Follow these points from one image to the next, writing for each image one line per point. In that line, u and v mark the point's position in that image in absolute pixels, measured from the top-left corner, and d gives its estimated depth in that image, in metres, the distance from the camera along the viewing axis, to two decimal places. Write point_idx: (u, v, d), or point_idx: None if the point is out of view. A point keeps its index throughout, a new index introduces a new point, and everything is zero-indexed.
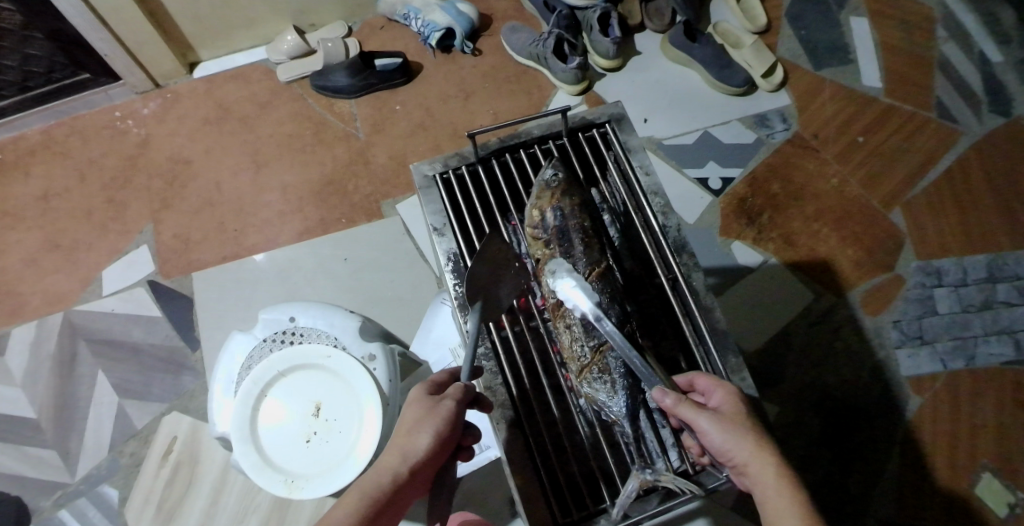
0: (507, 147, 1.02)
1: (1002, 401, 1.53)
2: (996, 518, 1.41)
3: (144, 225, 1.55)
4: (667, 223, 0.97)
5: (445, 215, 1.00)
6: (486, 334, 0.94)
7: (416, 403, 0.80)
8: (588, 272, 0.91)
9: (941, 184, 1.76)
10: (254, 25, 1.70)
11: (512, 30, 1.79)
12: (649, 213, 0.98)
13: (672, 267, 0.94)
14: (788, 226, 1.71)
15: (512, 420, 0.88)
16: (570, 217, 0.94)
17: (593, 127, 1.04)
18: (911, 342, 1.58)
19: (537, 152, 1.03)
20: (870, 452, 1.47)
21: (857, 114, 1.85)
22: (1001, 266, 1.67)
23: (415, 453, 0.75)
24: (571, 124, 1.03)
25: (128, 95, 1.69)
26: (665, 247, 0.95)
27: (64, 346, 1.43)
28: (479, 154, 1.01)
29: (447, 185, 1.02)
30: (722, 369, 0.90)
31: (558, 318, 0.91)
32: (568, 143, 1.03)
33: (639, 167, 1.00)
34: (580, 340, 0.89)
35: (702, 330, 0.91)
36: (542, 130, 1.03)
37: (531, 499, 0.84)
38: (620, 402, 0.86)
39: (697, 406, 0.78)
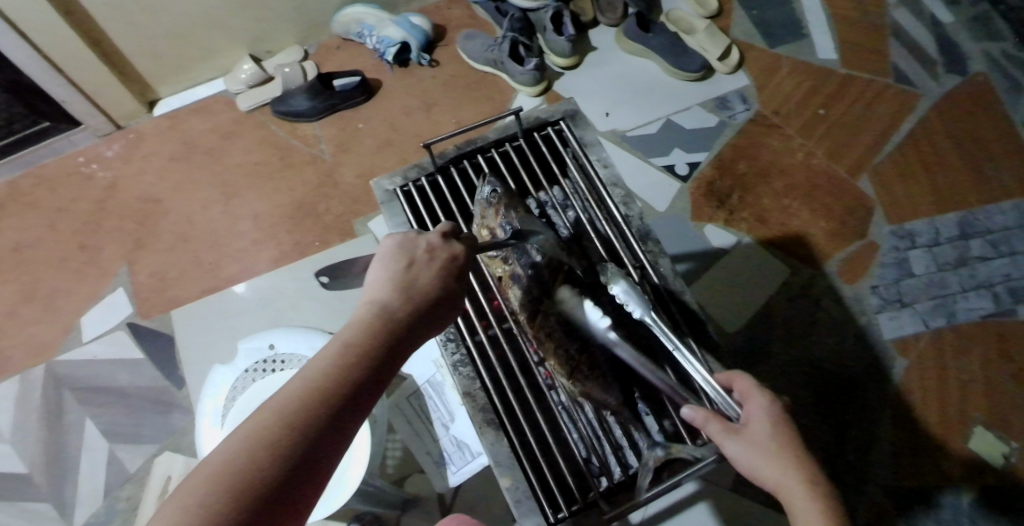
0: (465, 154, 1.04)
1: (987, 354, 1.55)
2: (994, 470, 1.43)
3: (120, 267, 1.54)
4: (630, 212, 0.99)
5: (409, 227, 1.00)
6: (461, 340, 0.95)
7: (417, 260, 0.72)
8: (552, 279, 0.92)
9: (905, 149, 1.79)
10: (210, 57, 1.70)
11: (467, 37, 1.81)
12: (610, 206, 0.99)
13: (638, 255, 0.96)
14: (759, 205, 1.73)
15: (497, 425, 0.88)
16: (528, 224, 0.93)
17: (549, 125, 1.06)
18: (892, 305, 1.60)
19: (495, 156, 1.05)
20: (862, 418, 1.49)
21: (816, 87, 1.88)
22: (972, 223, 1.70)
23: (416, 284, 0.69)
24: (526, 125, 1.04)
25: (91, 138, 1.68)
26: (629, 236, 0.97)
27: (50, 397, 1.42)
28: (438, 163, 1.02)
29: (409, 197, 1.02)
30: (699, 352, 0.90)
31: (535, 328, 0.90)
32: (525, 144, 1.05)
33: (597, 160, 1.02)
34: (564, 346, 0.90)
35: (673, 314, 0.92)
36: (497, 134, 1.05)
37: (522, 499, 0.84)
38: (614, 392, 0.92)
39: (728, 428, 0.78)
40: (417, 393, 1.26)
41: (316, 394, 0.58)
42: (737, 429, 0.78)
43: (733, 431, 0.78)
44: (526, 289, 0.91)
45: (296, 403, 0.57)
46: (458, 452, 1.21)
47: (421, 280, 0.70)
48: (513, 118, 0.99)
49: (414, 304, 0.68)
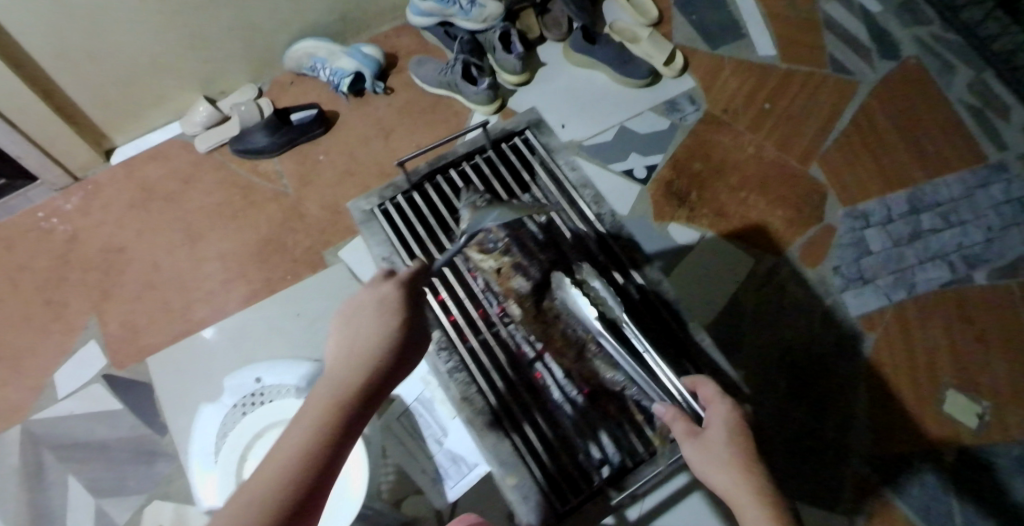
0: (438, 169, 1.07)
1: (949, 321, 1.62)
2: (968, 431, 1.49)
3: (88, 319, 1.53)
4: (601, 211, 1.05)
5: (390, 243, 1.02)
6: (452, 348, 0.97)
7: (378, 308, 0.68)
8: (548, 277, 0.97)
9: (850, 134, 1.88)
10: (163, 101, 1.70)
11: (419, 63, 1.84)
12: (582, 207, 1.05)
13: (609, 250, 1.03)
14: (717, 200, 1.78)
15: (497, 426, 0.91)
16: (513, 231, 0.98)
17: (513, 135, 1.11)
18: (854, 284, 1.66)
19: (467, 169, 1.09)
20: (839, 394, 1.53)
21: (759, 83, 1.96)
22: (920, 198, 1.78)
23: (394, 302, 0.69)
24: (492, 137, 1.10)
25: (47, 193, 1.66)
26: (602, 232, 1.04)
27: (29, 458, 1.40)
28: (412, 179, 1.05)
29: (386, 215, 1.05)
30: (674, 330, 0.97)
31: (542, 318, 0.97)
32: (493, 155, 1.09)
33: (563, 164, 1.08)
34: (573, 332, 0.95)
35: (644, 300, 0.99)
36: (467, 148, 1.09)
37: (529, 494, 0.86)
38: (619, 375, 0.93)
39: (691, 430, 0.76)
40: (406, 412, 1.22)
41: (333, 435, 0.58)
42: (700, 433, 0.76)
43: (692, 434, 0.76)
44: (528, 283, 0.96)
45: (318, 448, 0.57)
46: (454, 466, 1.18)
47: (395, 298, 0.70)
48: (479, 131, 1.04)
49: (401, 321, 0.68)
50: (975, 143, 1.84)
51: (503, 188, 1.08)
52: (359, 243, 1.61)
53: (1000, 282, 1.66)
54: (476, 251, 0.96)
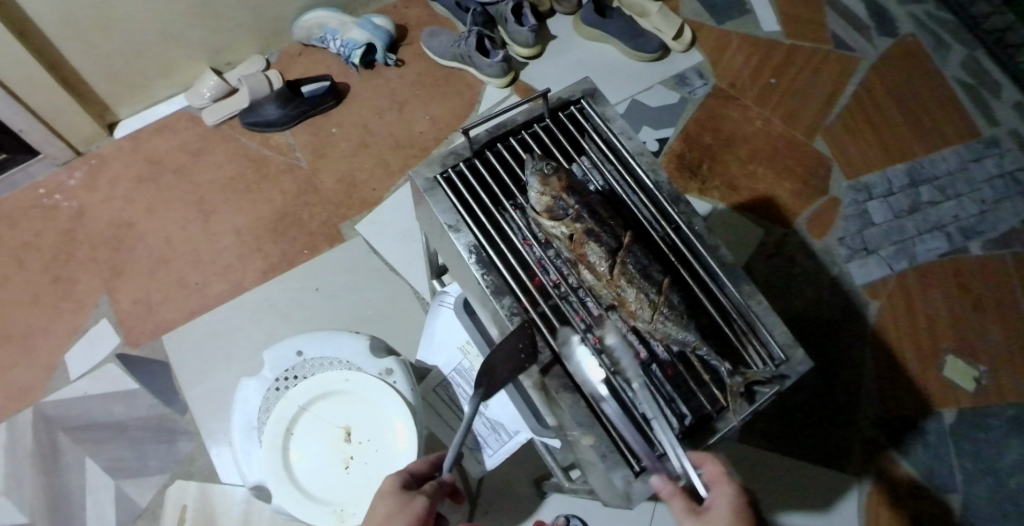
0: (497, 137, 0.94)
1: (950, 289, 1.63)
2: (968, 395, 1.51)
3: (99, 297, 1.47)
4: (659, 178, 0.92)
5: (456, 211, 0.89)
6: (521, 313, 0.83)
7: (390, 498, 0.84)
8: (620, 241, 0.86)
9: (853, 108, 1.89)
10: (170, 73, 1.66)
11: (431, 34, 1.81)
12: (639, 175, 0.93)
13: (672, 217, 0.89)
14: (727, 172, 1.79)
15: (572, 388, 0.79)
16: (582, 198, 0.87)
17: (571, 105, 0.98)
18: (859, 254, 1.68)
19: (526, 138, 0.95)
20: (849, 361, 1.55)
21: (765, 58, 1.97)
22: (918, 171, 1.80)
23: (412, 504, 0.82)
24: (551, 105, 0.96)
25: (49, 168, 1.60)
26: (661, 199, 0.91)
27: (43, 441, 1.34)
28: (474, 146, 0.92)
29: (450, 183, 0.91)
30: (739, 298, 0.84)
31: (616, 281, 0.83)
32: (553, 124, 0.96)
33: (621, 134, 0.95)
34: (645, 291, 0.82)
35: (713, 268, 0.86)
36: (525, 115, 0.96)
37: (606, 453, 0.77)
38: (692, 331, 0.81)
39: (692, 511, 0.72)
40: (443, 382, 1.16)
41: None
42: (700, 515, 0.72)
43: (695, 513, 0.72)
44: (602, 243, 0.84)
45: None
46: (493, 434, 1.11)
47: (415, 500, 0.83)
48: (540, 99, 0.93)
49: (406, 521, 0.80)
50: (971, 118, 1.87)
51: (563, 158, 0.94)
52: (375, 216, 1.59)
53: (995, 253, 1.67)
54: (545, 216, 0.87)
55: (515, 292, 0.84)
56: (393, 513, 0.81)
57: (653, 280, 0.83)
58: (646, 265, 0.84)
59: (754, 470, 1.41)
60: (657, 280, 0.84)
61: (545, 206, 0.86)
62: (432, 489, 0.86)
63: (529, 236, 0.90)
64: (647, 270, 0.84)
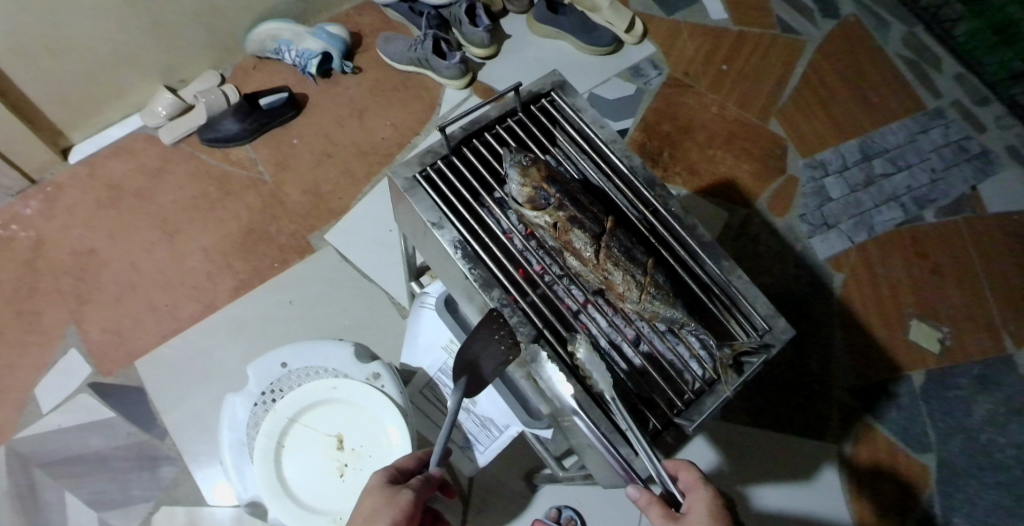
0: (472, 133, 0.95)
1: (907, 256, 1.71)
2: (933, 355, 1.58)
3: (66, 327, 1.43)
4: (633, 163, 0.94)
5: (439, 209, 0.89)
6: (512, 304, 0.84)
7: (375, 493, 0.84)
8: (603, 226, 0.86)
9: (802, 91, 1.95)
10: (124, 93, 1.62)
11: (387, 40, 1.80)
12: (613, 161, 0.94)
13: (649, 200, 0.91)
14: (688, 158, 1.83)
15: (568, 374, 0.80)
16: (563, 187, 0.88)
17: (542, 98, 0.99)
18: (820, 229, 1.73)
19: (500, 132, 0.96)
20: (818, 332, 1.60)
21: (715, 45, 2.02)
22: (870, 146, 1.87)
23: (398, 497, 0.83)
24: (522, 98, 0.97)
25: (3, 199, 1.55)
26: (637, 184, 0.92)
27: (17, 481, 1.29)
28: (450, 143, 0.93)
29: (430, 181, 0.91)
30: (720, 274, 0.87)
31: (603, 265, 0.84)
32: (525, 117, 0.97)
33: (592, 123, 0.97)
34: (632, 272, 0.83)
35: (692, 246, 0.88)
36: (498, 110, 0.96)
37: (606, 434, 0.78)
38: (680, 309, 0.83)
39: (667, 515, 0.78)
40: (430, 383, 1.17)
41: None
42: (677, 519, 0.78)
43: (671, 518, 0.78)
44: (586, 229, 0.85)
45: None
46: (484, 430, 1.12)
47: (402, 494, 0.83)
48: (512, 93, 0.94)
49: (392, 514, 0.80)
50: (914, 93, 1.95)
51: (539, 150, 0.96)
52: (344, 225, 1.58)
53: (947, 219, 1.75)
54: (527, 206, 0.86)
55: (504, 283, 0.85)
56: (377, 509, 0.80)
57: (638, 261, 0.85)
58: (630, 247, 0.86)
59: (737, 446, 1.45)
60: (642, 262, 0.85)
61: (527, 197, 0.86)
62: (418, 483, 0.86)
63: (512, 228, 0.90)
64: (632, 252, 0.85)
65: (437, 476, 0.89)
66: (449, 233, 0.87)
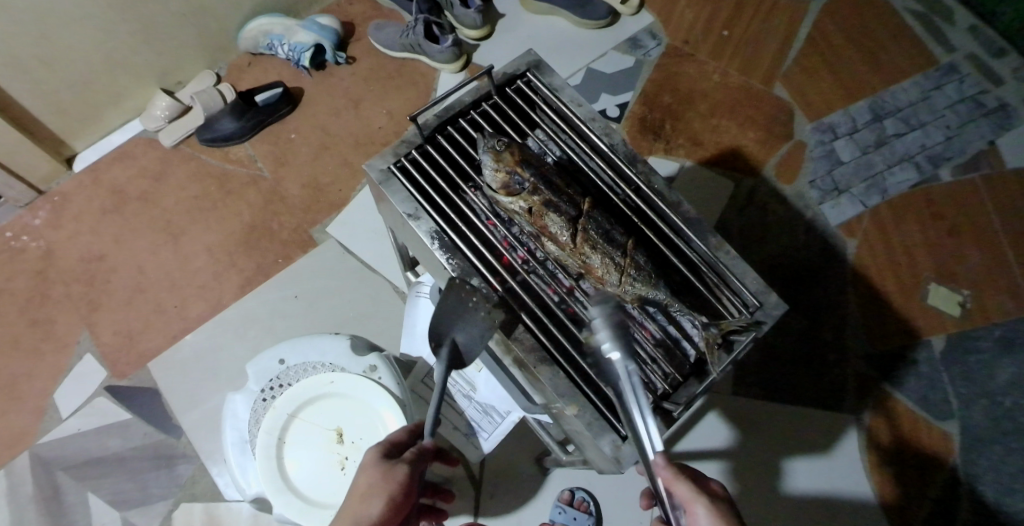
0: (446, 120, 0.93)
1: (923, 219, 1.65)
2: (952, 319, 1.53)
3: (79, 334, 1.46)
4: (614, 141, 0.93)
5: (414, 200, 0.88)
6: (492, 294, 0.83)
7: (372, 468, 0.85)
8: (581, 208, 0.86)
9: (808, 53, 1.88)
10: (121, 99, 1.63)
11: (378, 28, 1.78)
12: (593, 139, 0.93)
13: (632, 177, 0.90)
14: (691, 129, 1.78)
15: (551, 362, 0.80)
16: (537, 169, 0.86)
17: (518, 79, 0.97)
18: (831, 195, 1.68)
19: (475, 117, 0.95)
20: (830, 300, 1.56)
21: (716, 11, 1.95)
22: (881, 105, 1.80)
23: (393, 470, 0.84)
24: (497, 81, 0.96)
25: (12, 212, 1.57)
26: (619, 161, 0.91)
27: (42, 484, 1.33)
28: (424, 132, 0.92)
29: (405, 172, 0.91)
30: (708, 250, 0.86)
31: (580, 249, 0.83)
32: (500, 100, 0.96)
33: (571, 102, 0.96)
34: (611, 255, 0.83)
35: (678, 222, 0.87)
36: (472, 95, 0.95)
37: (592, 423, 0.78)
38: (662, 288, 0.82)
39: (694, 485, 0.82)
40: (430, 372, 1.17)
41: None
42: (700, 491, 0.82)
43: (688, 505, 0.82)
44: (562, 211, 0.84)
45: None
46: (486, 417, 1.11)
47: (397, 467, 0.85)
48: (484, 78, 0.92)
49: (387, 489, 0.82)
50: (925, 49, 1.87)
51: (516, 132, 0.95)
52: (345, 217, 1.58)
53: (965, 178, 1.69)
54: (502, 192, 0.86)
55: (483, 273, 0.84)
56: (373, 485, 0.82)
57: (617, 242, 0.84)
58: (608, 229, 0.85)
59: (750, 420, 1.44)
60: (621, 243, 0.84)
61: (501, 184, 0.85)
62: (413, 455, 0.87)
63: (492, 215, 0.90)
64: (610, 233, 0.84)
65: (431, 446, 0.90)
66: (426, 225, 0.86)
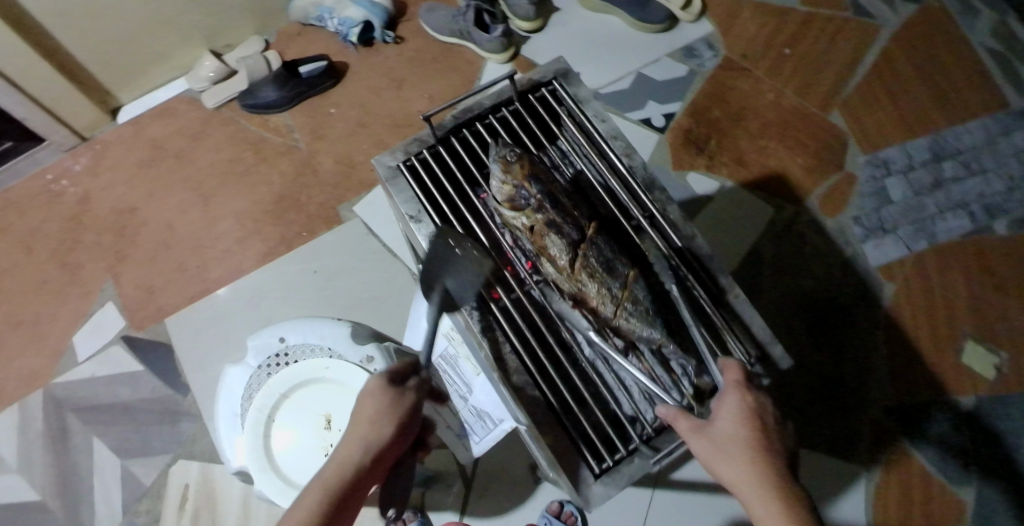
0: (463, 123, 0.96)
1: (969, 269, 1.56)
2: (985, 380, 1.45)
3: (104, 282, 1.50)
4: (633, 163, 0.94)
5: (418, 201, 0.92)
6: (484, 308, 0.88)
7: (378, 393, 0.85)
8: (586, 230, 0.87)
9: (871, 81, 1.78)
10: (169, 56, 1.66)
11: (429, 10, 1.75)
12: (612, 158, 0.94)
13: (646, 205, 0.91)
14: (736, 148, 1.71)
15: (532, 386, 0.84)
16: (545, 187, 0.87)
17: (543, 86, 0.99)
18: (875, 234, 1.60)
19: (493, 122, 0.97)
20: (859, 344, 1.49)
21: (779, 27, 1.86)
22: (942, 145, 1.70)
23: (403, 403, 0.85)
24: (520, 87, 0.98)
25: (54, 155, 1.62)
26: (636, 186, 0.92)
27: (53, 422, 1.39)
28: (437, 133, 0.95)
29: (413, 172, 0.95)
30: (716, 292, 0.87)
31: (577, 275, 0.84)
32: (522, 107, 0.98)
33: (594, 116, 0.97)
34: (608, 285, 0.84)
35: (688, 259, 0.89)
36: (493, 98, 0.97)
37: (563, 454, 0.81)
38: (659, 327, 0.84)
39: (696, 427, 0.76)
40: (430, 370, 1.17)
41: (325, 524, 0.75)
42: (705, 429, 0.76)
43: (701, 429, 0.76)
44: (566, 235, 0.85)
45: None
46: (479, 422, 1.09)
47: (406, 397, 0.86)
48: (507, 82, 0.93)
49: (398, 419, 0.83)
50: (1000, 90, 1.75)
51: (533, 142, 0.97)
52: (373, 198, 1.57)
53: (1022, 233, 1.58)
54: (506, 206, 0.87)
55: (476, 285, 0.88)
56: (384, 410, 0.83)
57: (618, 273, 0.85)
58: (610, 257, 0.85)
59: None
60: (621, 274, 0.85)
61: (508, 198, 0.87)
62: (417, 384, 0.89)
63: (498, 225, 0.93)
64: (611, 263, 0.85)
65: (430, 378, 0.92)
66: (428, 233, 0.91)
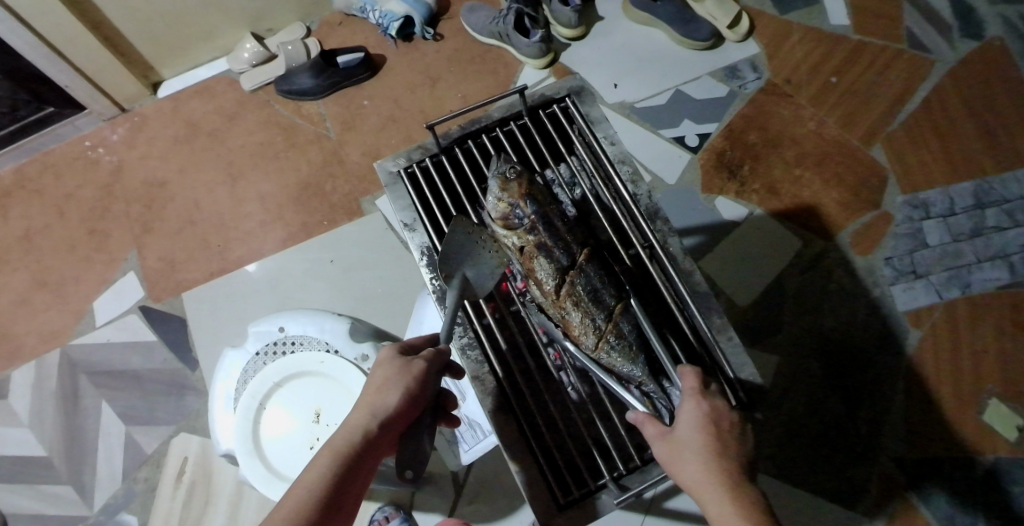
0: (469, 134, 0.96)
1: (1001, 324, 1.49)
2: (1006, 442, 1.38)
3: (128, 251, 1.54)
4: (638, 191, 0.92)
5: (414, 210, 0.94)
6: (467, 324, 0.89)
7: (386, 363, 0.80)
8: (578, 256, 0.86)
9: (919, 118, 1.72)
10: (212, 37, 1.69)
11: (472, 10, 1.75)
12: (617, 183, 0.92)
13: (647, 234, 0.90)
14: (770, 176, 1.67)
15: (504, 408, 0.84)
16: (542, 207, 0.86)
17: (555, 102, 0.98)
18: (906, 277, 1.54)
19: (499, 136, 0.97)
20: (876, 390, 1.44)
21: (828, 54, 1.80)
22: (988, 191, 1.62)
23: (410, 370, 0.79)
24: (531, 102, 0.97)
25: (94, 123, 1.67)
26: (638, 214, 0.91)
27: (65, 383, 1.43)
28: (441, 142, 0.95)
29: (413, 179, 0.96)
30: (709, 331, 0.85)
31: (562, 302, 0.84)
32: (530, 122, 0.96)
33: (605, 138, 0.95)
34: (593, 316, 0.83)
35: (683, 294, 0.87)
36: (502, 112, 0.97)
37: (532, 482, 0.80)
38: (642, 365, 0.82)
39: (663, 434, 0.75)
40: None
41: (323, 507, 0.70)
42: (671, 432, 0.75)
43: (665, 436, 0.74)
44: (557, 259, 0.85)
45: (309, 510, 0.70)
46: (470, 431, 1.22)
47: (415, 363, 0.80)
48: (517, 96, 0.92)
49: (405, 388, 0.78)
50: None
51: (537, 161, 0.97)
52: None
53: None
54: (500, 224, 0.86)
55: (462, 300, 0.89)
56: (390, 377, 0.78)
57: (604, 305, 0.84)
58: (597, 287, 0.84)
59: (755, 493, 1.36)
60: (608, 306, 0.84)
61: (502, 215, 0.86)
62: (431, 355, 0.82)
63: None
64: (599, 293, 0.84)
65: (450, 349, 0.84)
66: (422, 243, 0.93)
